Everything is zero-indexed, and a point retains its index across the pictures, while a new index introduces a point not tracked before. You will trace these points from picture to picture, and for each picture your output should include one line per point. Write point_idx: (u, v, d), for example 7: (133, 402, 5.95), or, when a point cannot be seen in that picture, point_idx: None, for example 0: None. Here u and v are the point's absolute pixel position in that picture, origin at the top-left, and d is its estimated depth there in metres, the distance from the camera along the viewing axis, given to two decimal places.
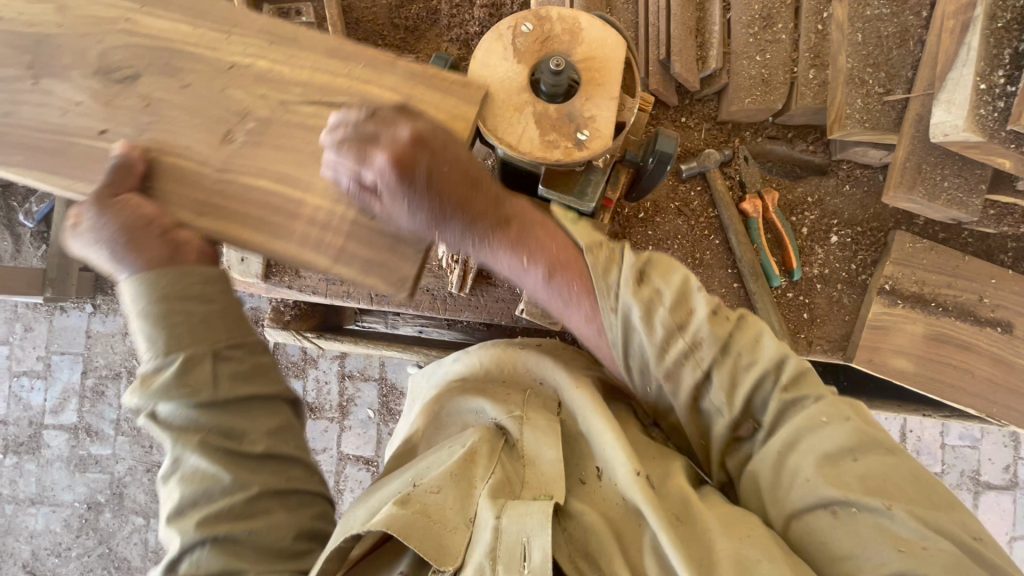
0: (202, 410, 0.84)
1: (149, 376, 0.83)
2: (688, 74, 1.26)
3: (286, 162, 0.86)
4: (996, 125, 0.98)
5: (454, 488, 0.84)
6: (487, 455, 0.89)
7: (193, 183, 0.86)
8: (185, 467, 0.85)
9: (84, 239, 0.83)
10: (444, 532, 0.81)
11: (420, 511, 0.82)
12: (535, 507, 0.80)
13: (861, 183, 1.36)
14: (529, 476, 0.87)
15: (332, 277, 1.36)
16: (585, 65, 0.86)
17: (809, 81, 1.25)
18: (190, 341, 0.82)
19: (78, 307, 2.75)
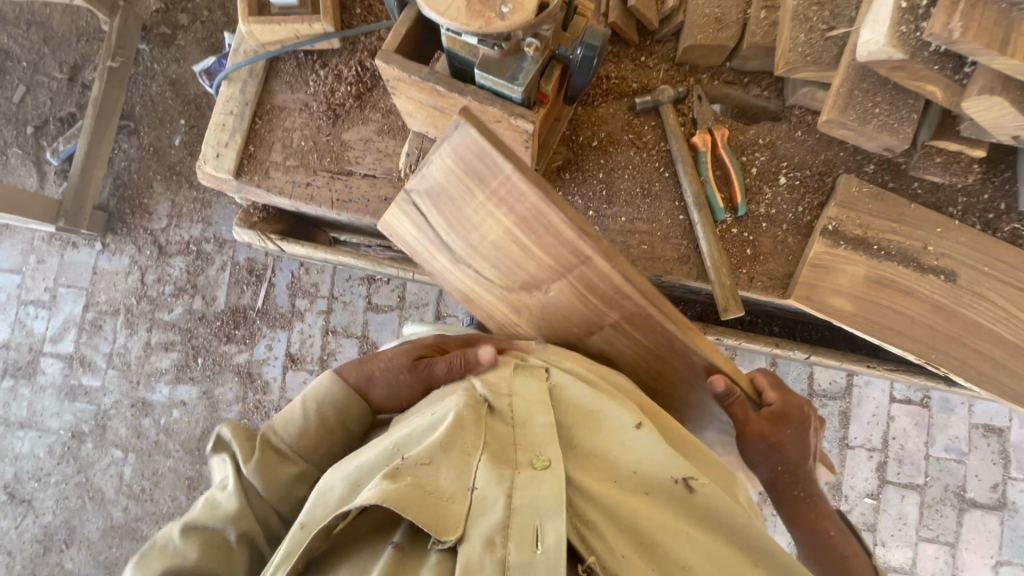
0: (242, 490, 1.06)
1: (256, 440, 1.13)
2: (644, 8, 1.33)
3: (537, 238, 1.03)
4: (917, 44, 1.02)
5: (446, 463, 0.93)
6: (473, 427, 0.99)
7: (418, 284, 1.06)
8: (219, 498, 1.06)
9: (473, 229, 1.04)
10: (438, 499, 0.88)
11: (414, 485, 0.87)
12: (543, 483, 0.90)
13: (813, 130, 1.39)
14: (522, 441, 0.99)
15: (299, 180, 1.45)
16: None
17: (760, 21, 1.31)
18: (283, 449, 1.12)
19: (89, 244, 2.92)
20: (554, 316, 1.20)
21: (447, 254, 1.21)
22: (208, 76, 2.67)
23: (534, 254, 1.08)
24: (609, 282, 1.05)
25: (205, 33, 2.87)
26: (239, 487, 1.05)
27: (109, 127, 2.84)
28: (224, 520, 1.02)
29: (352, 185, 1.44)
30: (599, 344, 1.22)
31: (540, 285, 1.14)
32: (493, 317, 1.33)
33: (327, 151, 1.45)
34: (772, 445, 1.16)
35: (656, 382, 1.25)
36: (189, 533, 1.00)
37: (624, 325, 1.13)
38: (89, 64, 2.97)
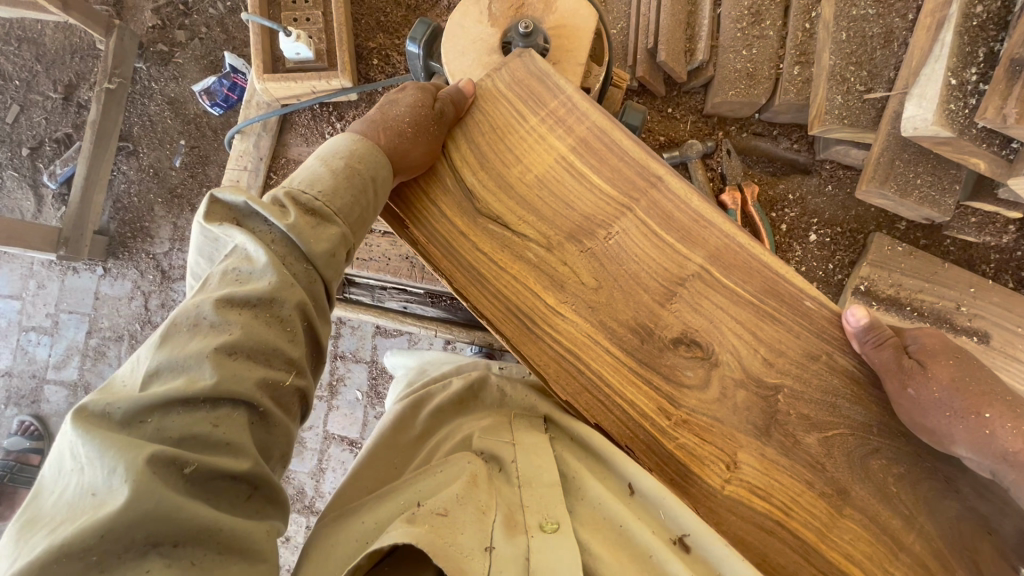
0: (215, 360, 0.77)
1: (245, 280, 0.84)
2: (674, 63, 1.29)
3: (599, 171, 1.06)
4: (966, 121, 0.99)
5: (463, 513, 0.90)
6: (485, 480, 0.99)
7: (446, 220, 1.06)
8: (181, 373, 0.76)
9: (513, 133, 1.07)
10: (457, 552, 0.83)
11: (431, 529, 0.86)
12: (559, 540, 0.89)
13: (844, 184, 1.36)
14: (528, 503, 0.96)
15: None
16: (557, 31, 1.14)
17: (793, 77, 1.27)
18: (263, 317, 0.83)
19: (89, 269, 2.85)
20: (619, 276, 1.03)
21: (469, 216, 1.06)
22: (209, 96, 2.57)
23: (590, 184, 1.05)
24: (688, 208, 1.04)
25: (204, 51, 2.73)
26: (267, 326, 0.83)
27: (107, 150, 2.75)
28: (258, 385, 0.79)
29: (373, 244, 1.43)
30: (680, 312, 1.03)
31: (602, 226, 1.04)
32: (523, 312, 1.03)
33: None
34: (963, 381, 0.95)
35: (771, 368, 1.02)
36: (215, 412, 0.76)
37: (712, 267, 1.03)
38: (84, 82, 2.88)
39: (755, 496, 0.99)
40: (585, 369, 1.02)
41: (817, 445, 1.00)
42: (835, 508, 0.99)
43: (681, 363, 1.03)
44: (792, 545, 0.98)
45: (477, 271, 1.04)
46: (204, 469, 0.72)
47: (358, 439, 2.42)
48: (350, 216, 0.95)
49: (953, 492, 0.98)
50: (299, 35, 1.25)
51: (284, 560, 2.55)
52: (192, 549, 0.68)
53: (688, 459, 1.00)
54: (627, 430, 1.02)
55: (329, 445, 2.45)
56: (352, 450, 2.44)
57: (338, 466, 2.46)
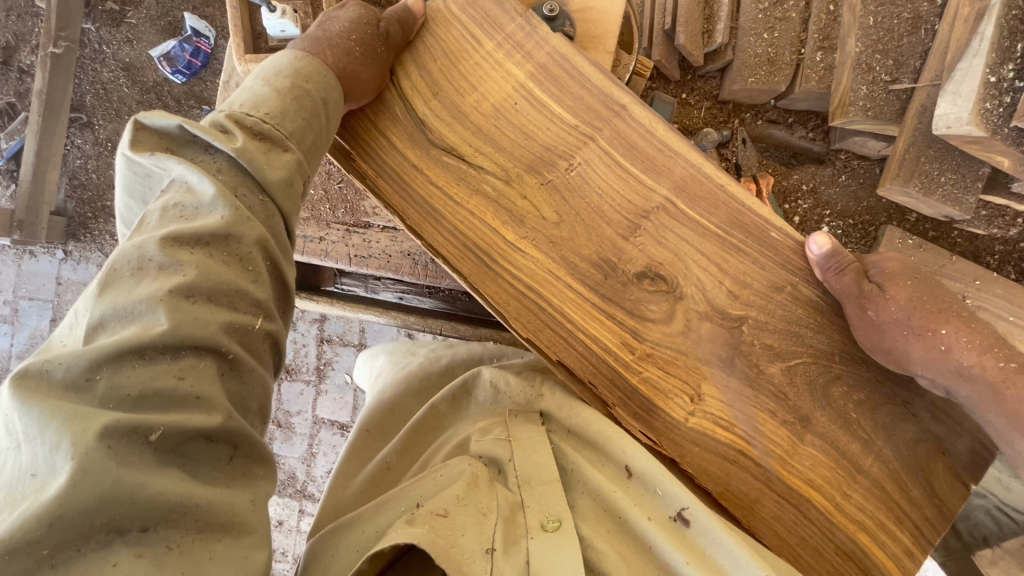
0: (170, 304, 0.65)
1: (188, 216, 0.73)
2: (693, 47, 1.22)
3: (562, 98, 0.98)
4: (999, 121, 0.96)
5: (464, 515, 0.85)
6: (487, 483, 0.93)
7: (396, 155, 0.99)
8: (134, 321, 0.65)
9: (466, 57, 1.00)
10: (459, 559, 0.78)
11: (432, 530, 0.81)
12: (562, 540, 0.84)
13: (858, 175, 1.33)
14: (529, 501, 0.91)
15: (310, 235, 1.33)
16: (582, 15, 1.06)
17: (815, 64, 1.21)
18: (219, 258, 0.71)
19: (48, 253, 2.62)
20: (579, 209, 0.97)
21: (421, 147, 0.99)
22: (170, 63, 2.37)
23: (552, 116, 0.98)
24: (650, 135, 0.97)
25: (160, 11, 2.45)
26: (224, 265, 0.72)
27: (58, 123, 2.50)
28: (224, 329, 0.69)
29: (371, 239, 1.33)
30: (643, 247, 0.97)
31: (564, 157, 0.97)
32: (478, 248, 0.96)
33: (340, 201, 1.34)
34: (922, 300, 0.92)
35: (735, 300, 0.96)
36: (177, 363, 0.65)
37: (677, 198, 0.96)
38: (25, 45, 2.58)
39: (719, 428, 0.96)
40: (547, 305, 0.96)
41: (780, 373, 0.96)
42: (797, 437, 0.96)
43: (644, 297, 0.97)
44: (753, 473, 0.96)
45: (430, 206, 0.98)
46: (174, 433, 0.63)
47: (349, 423, 2.36)
48: (304, 141, 0.86)
49: (911, 417, 0.96)
50: (284, 11, 1.12)
51: (281, 544, 2.47)
52: (164, 532, 0.60)
53: (651, 394, 0.96)
54: (590, 368, 0.97)
55: (319, 430, 2.39)
56: (343, 434, 2.38)
57: (330, 451, 2.39)
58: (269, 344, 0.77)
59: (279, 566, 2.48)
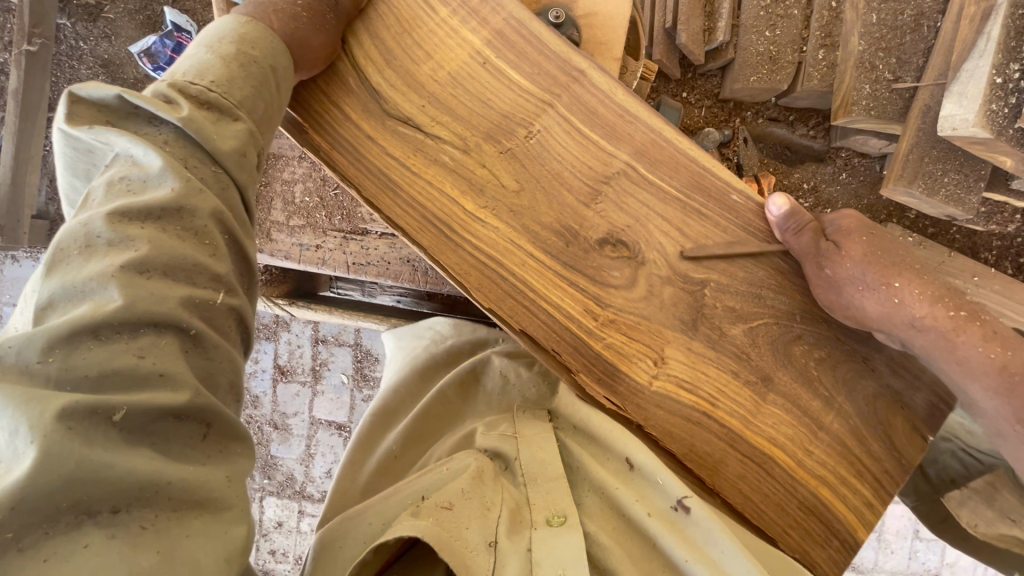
0: (121, 277, 0.61)
1: (133, 189, 0.68)
2: (694, 45, 1.20)
3: (521, 66, 0.93)
4: (1005, 122, 0.96)
5: (468, 508, 0.83)
6: (492, 476, 0.91)
7: (348, 125, 0.93)
8: (85, 297, 0.61)
9: (420, 22, 0.94)
10: (464, 555, 0.76)
11: (436, 522, 0.79)
12: (566, 538, 0.80)
13: (858, 172, 1.33)
14: (535, 498, 0.87)
15: (307, 243, 1.31)
16: (588, 21, 1.02)
17: (817, 62, 1.20)
18: (172, 230, 0.67)
19: (30, 257, 2.53)
20: (541, 176, 0.93)
21: (377, 119, 0.93)
22: (150, 59, 2.20)
23: (512, 84, 0.93)
24: (611, 100, 0.92)
25: (139, 4, 2.35)
26: (179, 239, 0.67)
27: (36, 122, 2.40)
28: (184, 304, 0.65)
29: (369, 246, 1.30)
30: (605, 214, 0.93)
31: (522, 125, 0.93)
32: (438, 218, 0.91)
33: (337, 208, 1.30)
34: (876, 254, 0.92)
35: (697, 264, 0.93)
36: (136, 341, 0.61)
37: (637, 162, 0.92)
38: None
39: (683, 390, 0.93)
40: (508, 275, 0.92)
41: (742, 335, 0.93)
42: (760, 396, 0.94)
43: (607, 264, 0.93)
44: (717, 433, 0.94)
45: (387, 176, 0.92)
46: (138, 413, 0.59)
47: (346, 423, 2.33)
48: (254, 111, 0.80)
49: (870, 372, 0.95)
50: None
51: (281, 545, 2.44)
52: (137, 512, 0.58)
53: (616, 360, 0.92)
54: (554, 336, 0.92)
55: (316, 430, 2.35)
56: (340, 435, 2.35)
57: (328, 451, 2.36)
58: (235, 321, 0.73)
59: (279, 566, 2.44)
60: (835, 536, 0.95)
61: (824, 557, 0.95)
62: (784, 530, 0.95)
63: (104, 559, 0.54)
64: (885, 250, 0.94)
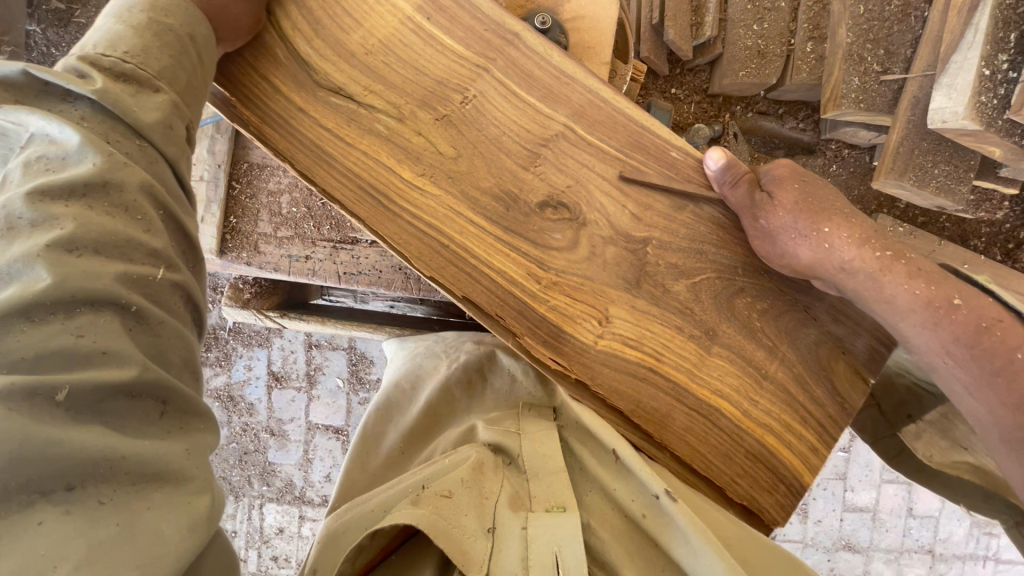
0: (50, 254, 0.56)
1: (52, 169, 0.62)
2: (682, 42, 1.20)
3: (469, 43, 0.90)
4: (994, 113, 0.98)
5: (467, 496, 0.83)
6: (492, 467, 0.91)
7: (280, 98, 0.89)
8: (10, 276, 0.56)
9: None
10: (462, 544, 0.77)
11: (435, 510, 0.78)
12: (562, 521, 0.81)
13: (848, 164, 1.32)
14: (535, 490, 0.87)
15: (296, 254, 1.28)
16: (575, 24, 1.00)
17: (806, 55, 1.20)
18: (100, 205, 0.62)
19: None
20: (476, 141, 0.89)
21: (306, 91, 0.88)
22: None
23: (443, 49, 0.89)
24: (545, 62, 0.90)
25: None
26: (109, 215, 0.62)
27: None
28: (120, 279, 0.60)
29: (360, 254, 1.28)
30: (545, 175, 0.90)
31: (458, 91, 0.89)
32: (373, 187, 0.88)
33: (325, 217, 1.28)
34: (811, 201, 0.91)
35: (641, 224, 0.91)
36: (74, 321, 0.57)
37: (576, 124, 0.90)
38: None
39: (627, 347, 0.90)
40: (448, 241, 0.88)
41: (686, 291, 0.91)
42: (704, 350, 0.91)
43: (548, 226, 0.90)
44: (665, 389, 0.91)
45: (322, 150, 0.88)
46: (84, 392, 0.55)
47: (343, 426, 2.32)
48: (176, 82, 0.75)
49: (812, 321, 0.93)
50: None
51: (283, 551, 2.40)
52: (94, 489, 0.54)
53: (560, 322, 0.89)
54: (497, 301, 0.89)
55: (313, 435, 2.34)
56: (338, 438, 2.34)
57: (326, 455, 2.35)
58: (184, 298, 0.69)
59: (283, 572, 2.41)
60: (783, 482, 0.93)
61: (772, 503, 0.93)
62: (733, 479, 0.93)
63: (61, 537, 0.50)
64: (823, 199, 0.92)
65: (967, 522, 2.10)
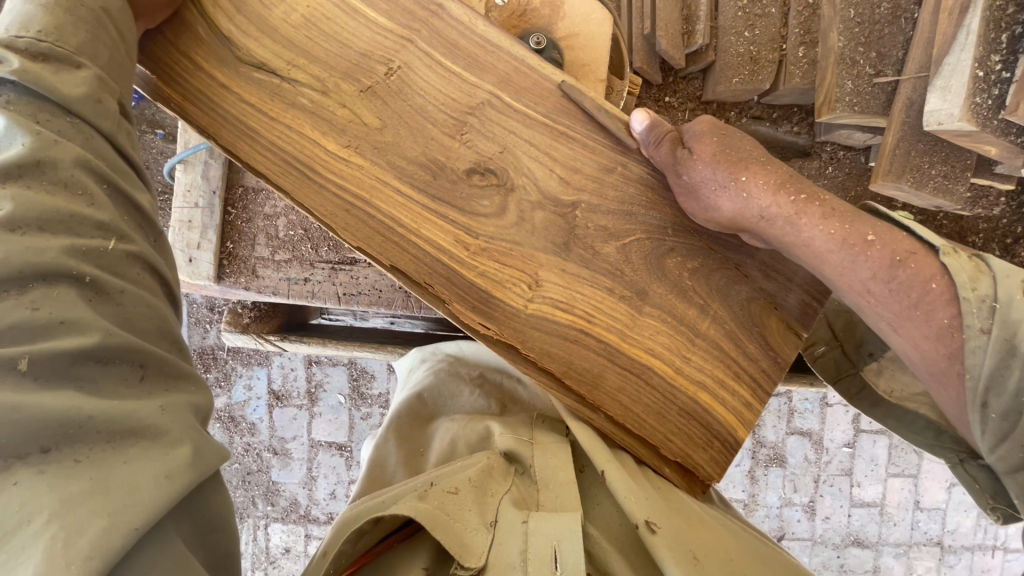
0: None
1: None
2: (674, 50, 1.19)
3: (435, 48, 0.86)
4: (990, 113, 0.99)
5: (475, 496, 0.83)
6: (502, 471, 0.90)
7: (195, 76, 0.83)
8: None
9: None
10: (461, 540, 0.77)
11: (439, 505, 0.80)
12: (563, 515, 0.80)
13: (844, 165, 1.32)
14: (544, 499, 0.85)
15: (295, 276, 1.27)
16: (569, 41, 1.00)
17: (798, 59, 1.20)
18: (40, 185, 0.61)
19: None
20: (402, 111, 0.85)
21: (229, 67, 0.83)
22: None
23: (364, 19, 0.85)
24: (470, 30, 0.86)
25: None
26: (49, 194, 0.61)
27: None
28: (68, 251, 0.60)
29: (360, 275, 1.27)
30: (472, 144, 0.86)
31: (381, 62, 0.85)
32: (302, 161, 0.83)
33: (323, 239, 1.27)
34: (727, 152, 0.86)
35: (568, 187, 0.87)
36: (27, 295, 0.57)
37: (501, 91, 0.86)
38: None
39: (558, 310, 0.86)
40: (375, 212, 0.83)
41: (615, 252, 0.87)
42: (635, 310, 0.87)
43: (474, 193, 0.85)
44: (596, 351, 0.86)
45: (241, 125, 0.83)
46: (46, 359, 0.55)
47: (346, 442, 2.30)
48: (98, 57, 0.70)
49: (743, 278, 0.89)
50: None
51: (290, 571, 2.37)
52: (69, 448, 0.54)
53: (489, 288, 0.84)
54: (425, 268, 0.84)
55: (316, 453, 2.32)
56: (342, 454, 2.32)
57: (330, 472, 2.33)
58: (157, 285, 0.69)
59: None
60: (716, 437, 0.89)
61: (706, 458, 0.89)
62: (665, 436, 0.88)
63: (33, 496, 0.51)
64: (747, 149, 0.87)
65: (975, 512, 2.09)
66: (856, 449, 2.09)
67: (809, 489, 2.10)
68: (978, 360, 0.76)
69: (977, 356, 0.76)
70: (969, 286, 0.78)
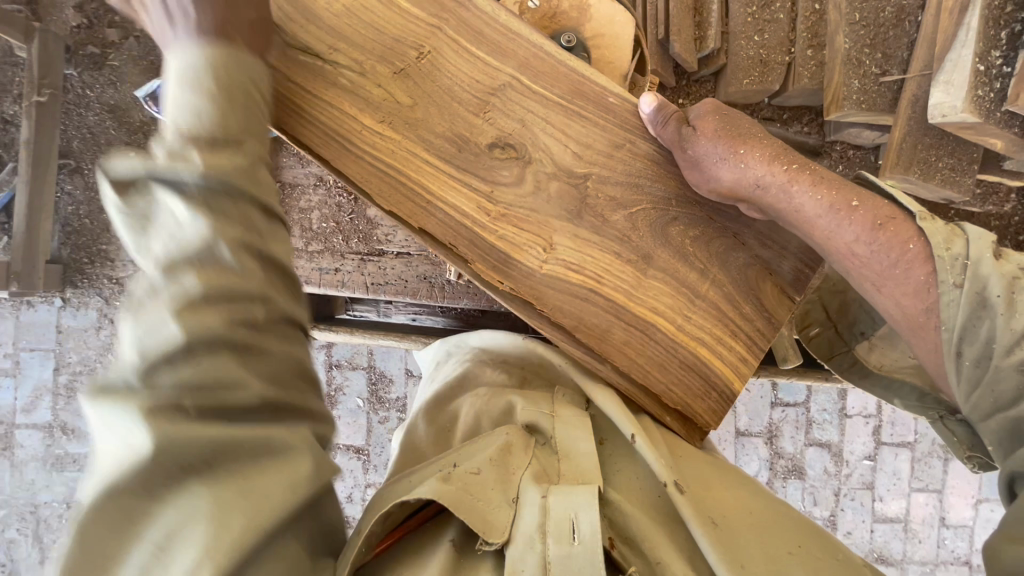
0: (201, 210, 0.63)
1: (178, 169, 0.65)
2: (687, 54, 1.26)
3: (463, 36, 0.91)
4: (992, 105, 1.04)
5: (496, 473, 0.85)
6: (522, 447, 0.91)
7: None
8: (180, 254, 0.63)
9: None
10: (484, 515, 0.81)
11: (462, 487, 0.82)
12: (580, 490, 0.83)
13: (854, 163, 1.37)
14: (564, 468, 0.89)
15: (326, 266, 1.34)
16: (595, 41, 1.07)
17: (806, 61, 1.25)
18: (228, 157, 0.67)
19: (47, 301, 2.25)
20: (431, 90, 0.90)
21: (276, 50, 0.88)
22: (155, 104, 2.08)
23: (400, 9, 0.90)
24: (494, 21, 0.91)
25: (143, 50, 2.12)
26: (230, 164, 0.67)
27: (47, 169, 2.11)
28: (244, 218, 0.66)
29: (387, 266, 1.34)
30: (494, 120, 0.90)
31: (413, 47, 0.90)
32: (338, 133, 0.88)
33: (353, 231, 1.35)
34: (731, 129, 0.90)
35: (580, 160, 0.91)
36: (226, 272, 0.64)
37: (522, 75, 0.90)
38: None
39: (571, 271, 0.90)
40: (405, 180, 0.88)
41: (623, 220, 0.91)
42: (640, 272, 0.91)
43: (494, 165, 0.90)
44: (604, 308, 0.90)
45: (285, 101, 0.87)
46: (210, 331, 0.61)
47: (365, 446, 2.34)
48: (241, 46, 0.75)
49: (740, 246, 0.94)
50: None
51: None
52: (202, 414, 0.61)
53: (508, 250, 0.89)
54: (448, 230, 0.88)
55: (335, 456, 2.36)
56: (360, 459, 2.36)
57: (348, 476, 2.36)
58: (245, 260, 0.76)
59: None
60: (713, 388, 0.93)
61: (704, 407, 0.94)
62: (668, 386, 0.92)
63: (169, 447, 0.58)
64: (750, 128, 0.91)
65: None
66: (878, 460, 2.07)
67: (829, 502, 2.08)
68: (952, 314, 0.80)
69: (952, 309, 0.80)
70: (944, 246, 0.81)
